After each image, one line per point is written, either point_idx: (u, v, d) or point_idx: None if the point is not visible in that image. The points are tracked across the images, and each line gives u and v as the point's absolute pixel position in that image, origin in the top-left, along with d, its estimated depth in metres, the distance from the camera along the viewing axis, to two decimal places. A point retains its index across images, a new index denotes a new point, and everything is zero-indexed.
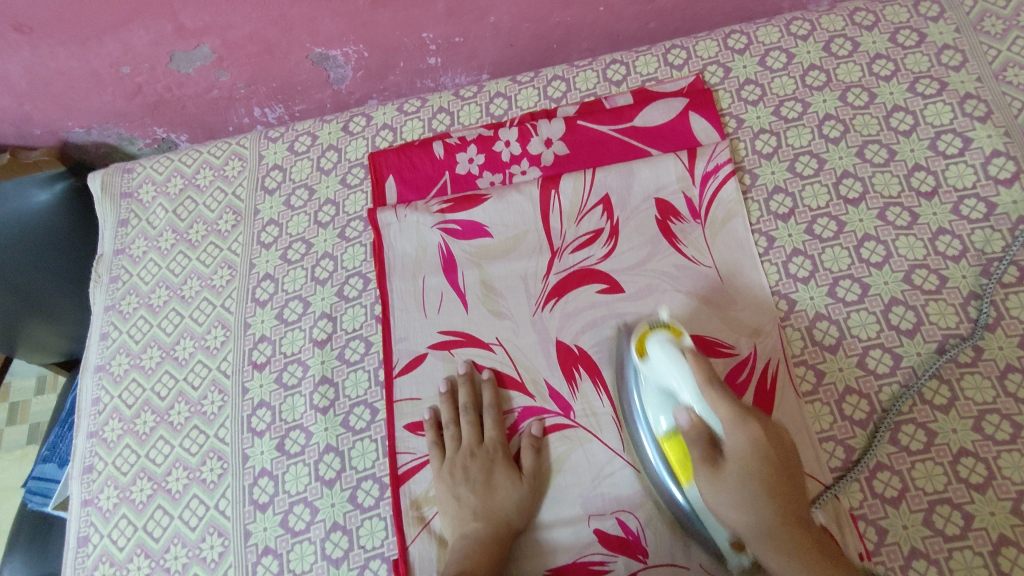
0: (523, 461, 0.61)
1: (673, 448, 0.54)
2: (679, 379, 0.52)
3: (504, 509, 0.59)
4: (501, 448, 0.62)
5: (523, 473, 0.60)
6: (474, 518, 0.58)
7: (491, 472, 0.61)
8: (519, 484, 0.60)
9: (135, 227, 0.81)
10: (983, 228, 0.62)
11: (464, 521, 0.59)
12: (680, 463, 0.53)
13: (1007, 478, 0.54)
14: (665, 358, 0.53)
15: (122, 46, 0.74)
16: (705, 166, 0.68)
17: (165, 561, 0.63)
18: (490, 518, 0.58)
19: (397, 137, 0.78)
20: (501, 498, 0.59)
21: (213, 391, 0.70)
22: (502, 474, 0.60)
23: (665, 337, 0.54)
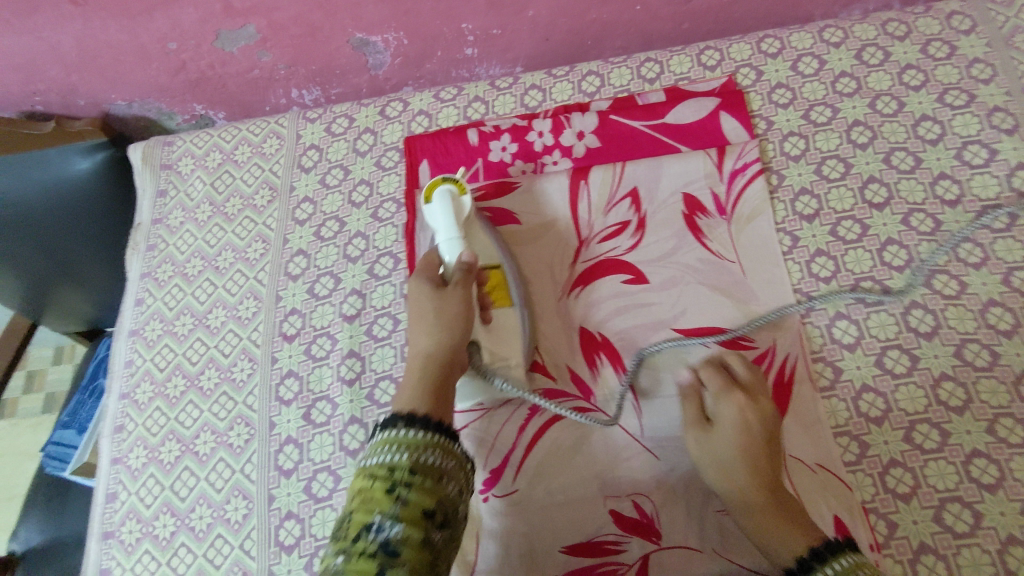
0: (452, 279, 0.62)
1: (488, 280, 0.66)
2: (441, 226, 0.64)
3: (454, 318, 0.59)
4: (427, 267, 0.63)
5: (453, 286, 0.61)
6: (428, 326, 0.59)
7: (432, 289, 0.61)
8: (457, 298, 0.60)
9: (173, 198, 0.83)
10: (1004, 237, 0.64)
11: (417, 330, 0.60)
12: (498, 289, 0.66)
13: (1018, 480, 0.55)
14: (441, 204, 0.65)
15: (171, 22, 0.76)
16: (734, 164, 0.70)
17: (190, 521, 0.66)
18: (437, 331, 0.59)
19: (433, 124, 0.80)
20: (446, 309, 0.60)
21: (243, 359, 0.72)
22: (439, 288, 0.61)
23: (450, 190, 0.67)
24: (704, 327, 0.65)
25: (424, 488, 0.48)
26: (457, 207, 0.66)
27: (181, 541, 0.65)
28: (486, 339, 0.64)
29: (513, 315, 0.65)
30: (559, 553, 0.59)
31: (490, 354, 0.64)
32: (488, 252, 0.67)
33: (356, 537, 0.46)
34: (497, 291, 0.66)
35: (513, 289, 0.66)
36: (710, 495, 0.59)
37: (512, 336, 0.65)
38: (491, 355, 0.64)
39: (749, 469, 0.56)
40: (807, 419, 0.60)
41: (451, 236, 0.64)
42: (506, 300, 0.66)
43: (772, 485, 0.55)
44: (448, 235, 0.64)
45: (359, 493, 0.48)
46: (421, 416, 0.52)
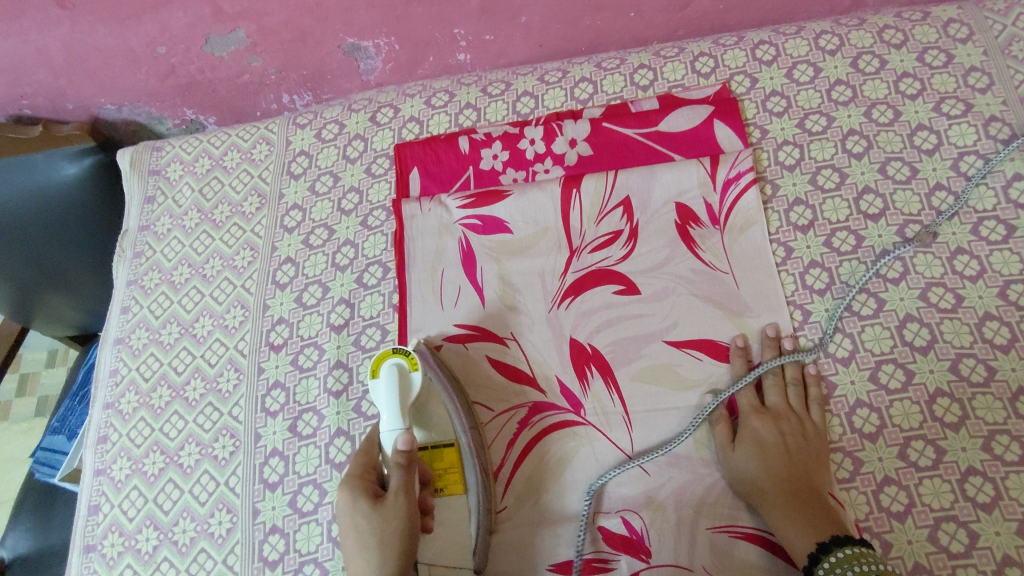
0: (392, 485, 0.54)
1: (445, 461, 0.61)
2: (388, 414, 0.58)
3: (398, 546, 0.52)
4: (362, 471, 0.56)
5: (393, 495, 0.53)
6: (366, 548, 0.52)
7: (370, 504, 0.53)
8: (397, 515, 0.53)
9: (162, 205, 0.82)
10: (1001, 249, 0.62)
11: (356, 566, 0.52)
12: (450, 475, 0.61)
13: (1014, 499, 0.54)
14: (388, 385, 0.59)
15: (159, 26, 0.75)
16: (728, 174, 0.68)
17: (173, 534, 0.65)
18: (377, 560, 0.52)
19: (423, 130, 0.79)
20: (387, 530, 0.52)
21: (229, 369, 0.71)
22: (378, 501, 0.53)
23: (400, 363, 0.60)
24: (696, 339, 0.64)
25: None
26: (403, 392, 0.59)
27: (163, 555, 0.64)
28: (428, 547, 0.59)
29: (465, 506, 0.60)
30: (547, 570, 0.59)
31: (428, 564, 0.58)
32: (442, 429, 0.62)
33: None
34: (449, 476, 0.61)
35: (466, 475, 0.61)
36: (701, 511, 0.58)
37: (460, 535, 0.59)
38: (430, 564, 0.58)
39: (773, 479, 0.57)
40: (794, 406, 0.61)
41: (393, 425, 0.58)
42: (459, 489, 0.61)
43: (793, 494, 0.56)
44: (389, 424, 0.58)
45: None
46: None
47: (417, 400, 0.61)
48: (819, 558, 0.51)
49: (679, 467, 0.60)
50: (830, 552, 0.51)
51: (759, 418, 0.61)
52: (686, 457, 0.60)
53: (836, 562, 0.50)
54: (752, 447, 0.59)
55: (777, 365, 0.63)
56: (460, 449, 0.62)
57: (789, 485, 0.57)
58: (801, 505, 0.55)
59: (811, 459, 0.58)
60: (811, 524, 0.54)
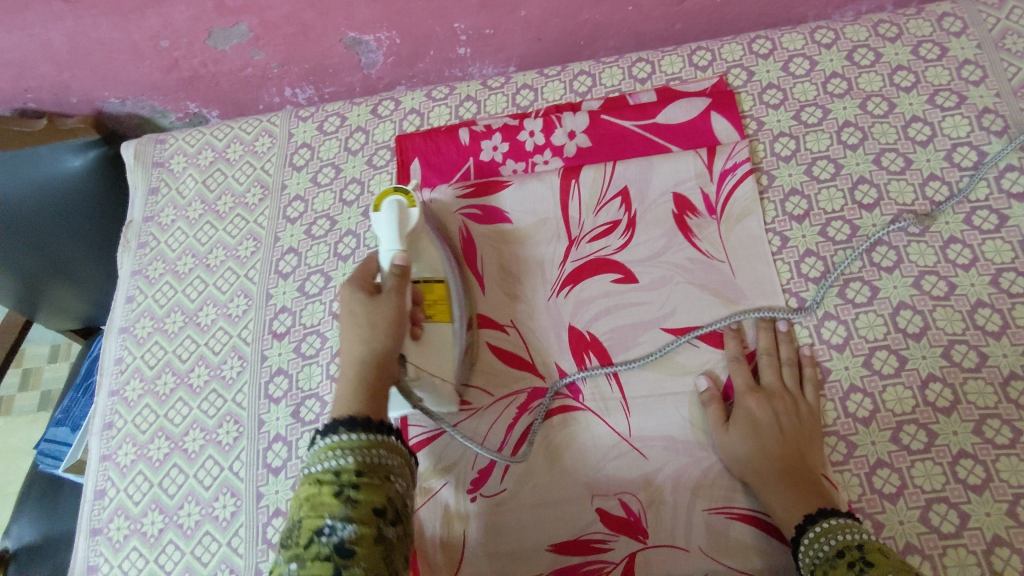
0: (387, 285, 0.57)
1: (434, 292, 0.62)
2: (388, 234, 0.60)
3: (387, 325, 0.55)
4: (362, 275, 0.59)
5: (387, 292, 0.56)
6: (359, 329, 0.55)
7: (366, 297, 0.57)
8: (389, 304, 0.56)
9: (165, 196, 0.83)
10: (993, 238, 0.64)
11: (349, 345, 0.55)
12: (437, 302, 0.62)
13: (1004, 481, 0.55)
14: (388, 214, 0.61)
15: (163, 20, 0.76)
16: (724, 164, 0.70)
17: (178, 518, 0.65)
18: (368, 337, 0.54)
19: (424, 122, 0.80)
20: (379, 315, 0.55)
21: (233, 356, 0.72)
22: (373, 294, 0.57)
23: (399, 201, 0.62)
24: (693, 326, 0.65)
25: (373, 488, 0.47)
26: (402, 223, 0.61)
27: (168, 538, 0.65)
28: (416, 355, 0.59)
29: (449, 331, 0.62)
30: (547, 550, 0.59)
31: (415, 368, 0.58)
32: (430, 263, 0.63)
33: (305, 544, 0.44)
34: (437, 303, 0.62)
35: (453, 304, 0.63)
36: (697, 493, 0.59)
37: (444, 351, 0.61)
38: (417, 370, 0.58)
39: (766, 458, 0.58)
40: (788, 384, 0.61)
41: (392, 247, 0.60)
42: (446, 317, 0.62)
43: (787, 474, 0.57)
44: (388, 245, 0.60)
45: (308, 501, 0.46)
46: (358, 416, 0.50)
47: (417, 236, 0.62)
48: (805, 528, 0.53)
49: (676, 451, 0.61)
50: (816, 523, 0.52)
51: (754, 397, 0.61)
52: (683, 441, 0.61)
53: (820, 532, 0.52)
54: (746, 429, 0.59)
55: (773, 346, 0.63)
56: (448, 285, 0.63)
57: (783, 466, 0.57)
58: (795, 485, 0.56)
59: (805, 439, 0.59)
60: (805, 503, 0.55)
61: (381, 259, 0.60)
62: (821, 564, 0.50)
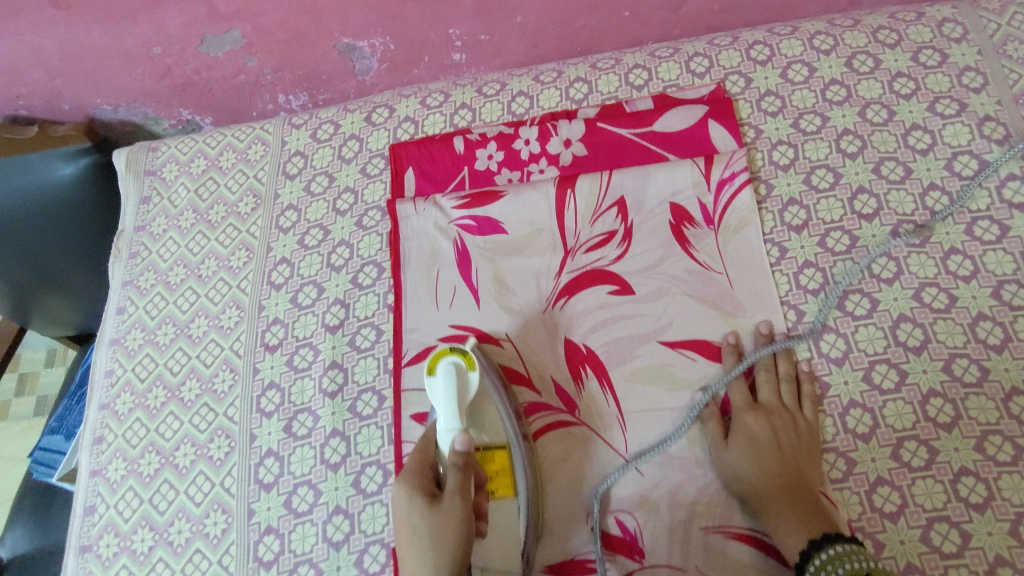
0: (448, 485, 0.54)
1: (497, 464, 0.60)
2: (444, 407, 0.58)
3: (451, 544, 0.52)
4: (420, 467, 0.56)
5: (450, 495, 0.53)
6: (420, 552, 0.52)
7: (426, 500, 0.54)
8: (453, 514, 0.52)
9: (157, 205, 0.82)
10: (995, 250, 0.62)
11: (411, 562, 0.52)
12: (499, 477, 0.59)
13: (1007, 499, 0.54)
14: (445, 383, 0.59)
15: (155, 26, 0.75)
16: (722, 173, 0.69)
17: (168, 535, 0.65)
18: (431, 562, 0.51)
19: (418, 130, 0.79)
20: (444, 532, 0.52)
21: (225, 369, 0.71)
22: (434, 501, 0.53)
23: (457, 365, 0.60)
24: (690, 339, 0.64)
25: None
26: (461, 390, 0.59)
27: (159, 555, 0.64)
28: (484, 554, 0.58)
29: (513, 511, 0.58)
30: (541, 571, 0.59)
31: (481, 569, 0.57)
32: (494, 433, 0.61)
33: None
34: (499, 479, 0.59)
35: (518, 479, 0.59)
36: (694, 512, 0.58)
37: (511, 541, 0.58)
38: (483, 573, 0.57)
39: (766, 476, 0.57)
40: (786, 401, 0.61)
41: (451, 428, 0.57)
42: (509, 494, 0.59)
43: (787, 492, 0.56)
44: (446, 425, 0.58)
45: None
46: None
47: (474, 403, 0.61)
48: (810, 554, 0.51)
49: (673, 467, 0.60)
50: (822, 549, 0.51)
51: (753, 414, 0.60)
52: (680, 457, 0.60)
53: (826, 559, 0.50)
54: (745, 445, 0.58)
55: (771, 361, 0.62)
56: (511, 454, 0.60)
57: (783, 483, 0.56)
58: (794, 502, 0.55)
59: (805, 456, 0.58)
60: (803, 522, 0.54)
61: (439, 441, 0.57)
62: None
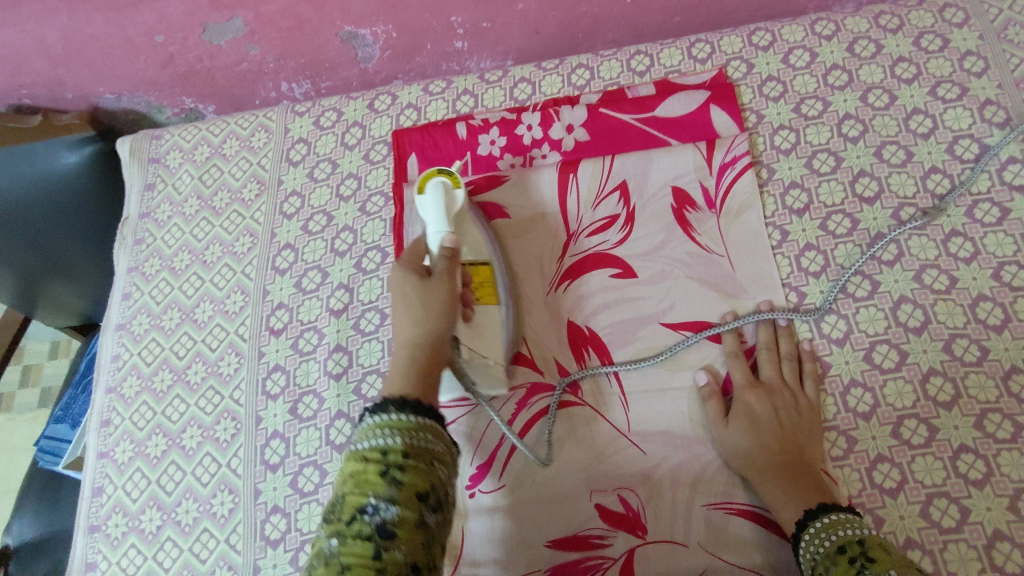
0: (437, 269, 0.56)
1: (482, 274, 0.62)
2: (433, 217, 0.61)
3: (440, 309, 0.54)
4: (412, 255, 0.59)
5: (439, 276, 0.55)
6: (413, 309, 0.54)
7: (419, 275, 0.56)
8: (442, 289, 0.55)
9: (161, 192, 0.82)
10: (995, 231, 0.63)
11: (403, 319, 0.55)
12: (484, 286, 0.62)
13: (1006, 475, 0.55)
14: (434, 196, 0.62)
15: (157, 14, 0.75)
16: (723, 158, 0.69)
17: (176, 515, 0.65)
18: (421, 317, 0.54)
19: (421, 117, 0.79)
20: (432, 299, 0.54)
21: (230, 353, 0.71)
22: (425, 277, 0.56)
23: (443, 184, 0.63)
24: (692, 321, 0.64)
25: (419, 472, 0.44)
26: (449, 201, 0.62)
27: (166, 535, 0.65)
28: (467, 335, 0.59)
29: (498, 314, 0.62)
30: (544, 546, 0.59)
31: (469, 350, 0.59)
32: (477, 248, 0.64)
33: (349, 524, 0.42)
34: (484, 287, 0.62)
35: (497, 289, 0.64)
36: (696, 489, 0.59)
37: (494, 337, 0.61)
38: (471, 353, 0.59)
39: (766, 453, 0.58)
40: (787, 379, 0.61)
41: (440, 229, 0.60)
42: (493, 300, 0.62)
43: (788, 469, 0.56)
44: (436, 227, 0.60)
45: (352, 480, 0.44)
46: (408, 398, 0.48)
47: (461, 220, 0.63)
48: (806, 523, 0.52)
49: (675, 445, 0.60)
50: (818, 518, 0.52)
51: (753, 393, 0.60)
52: (682, 436, 0.61)
53: (822, 527, 0.51)
54: (745, 423, 0.59)
55: (772, 341, 0.63)
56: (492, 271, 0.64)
57: (784, 460, 0.57)
58: (794, 479, 0.56)
59: (805, 433, 0.58)
60: (803, 498, 0.54)
61: (429, 241, 0.60)
62: (820, 562, 0.49)
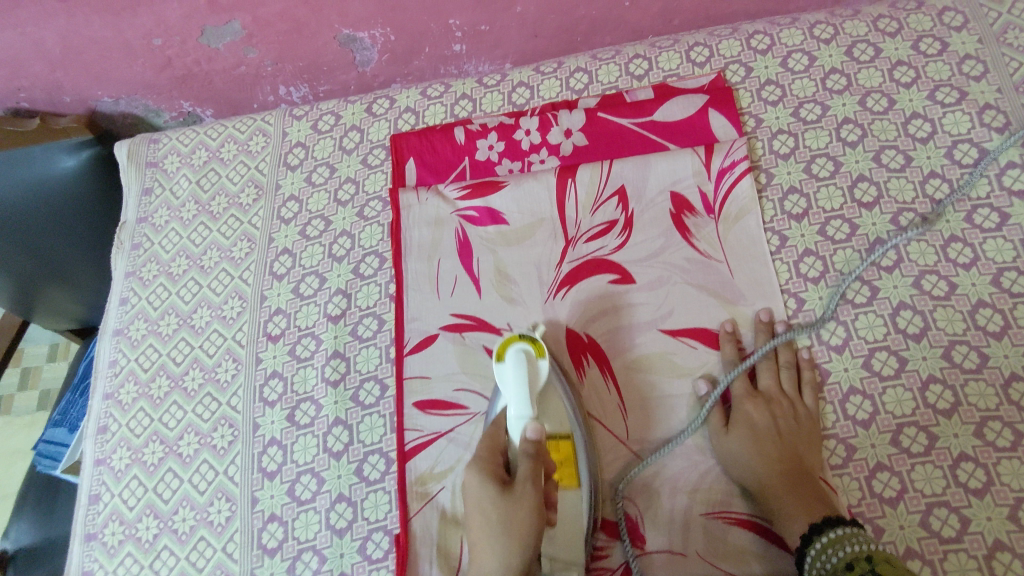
0: (521, 471, 0.52)
1: (559, 451, 0.57)
2: (515, 397, 0.56)
3: (524, 531, 0.50)
4: (491, 454, 0.55)
5: (522, 481, 0.52)
6: (492, 541, 0.50)
7: (498, 490, 0.52)
8: (527, 502, 0.51)
9: (159, 196, 0.82)
10: (995, 237, 0.63)
11: (481, 549, 0.51)
12: (566, 467, 0.57)
13: (1005, 484, 0.55)
14: (514, 368, 0.56)
15: (155, 18, 0.75)
16: (722, 162, 0.69)
17: (173, 523, 0.65)
18: (502, 550, 0.50)
19: (419, 121, 0.79)
20: (515, 517, 0.50)
21: (227, 359, 0.71)
22: (505, 488, 0.52)
23: (526, 350, 0.58)
24: (691, 328, 0.64)
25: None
26: (533, 374, 0.57)
27: (163, 544, 0.65)
28: (551, 542, 0.56)
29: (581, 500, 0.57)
30: None
31: (550, 559, 0.55)
32: (559, 420, 0.58)
33: None
34: (565, 468, 0.57)
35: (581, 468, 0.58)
36: (695, 498, 0.58)
37: (577, 533, 0.56)
38: (551, 561, 0.55)
39: (766, 462, 0.57)
40: (785, 388, 0.61)
41: (524, 413, 0.55)
42: (573, 482, 0.57)
43: (786, 478, 0.56)
44: (518, 408, 0.55)
45: None
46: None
47: (542, 391, 0.58)
48: (810, 537, 0.52)
49: (674, 454, 0.60)
50: (822, 532, 0.51)
51: (752, 402, 0.61)
52: (681, 445, 0.60)
53: (826, 543, 0.51)
54: (744, 432, 0.59)
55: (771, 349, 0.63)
56: (575, 445, 0.58)
57: (784, 470, 0.57)
58: (794, 488, 0.56)
59: (805, 443, 0.58)
60: (803, 508, 0.54)
61: (509, 428, 0.55)
62: None
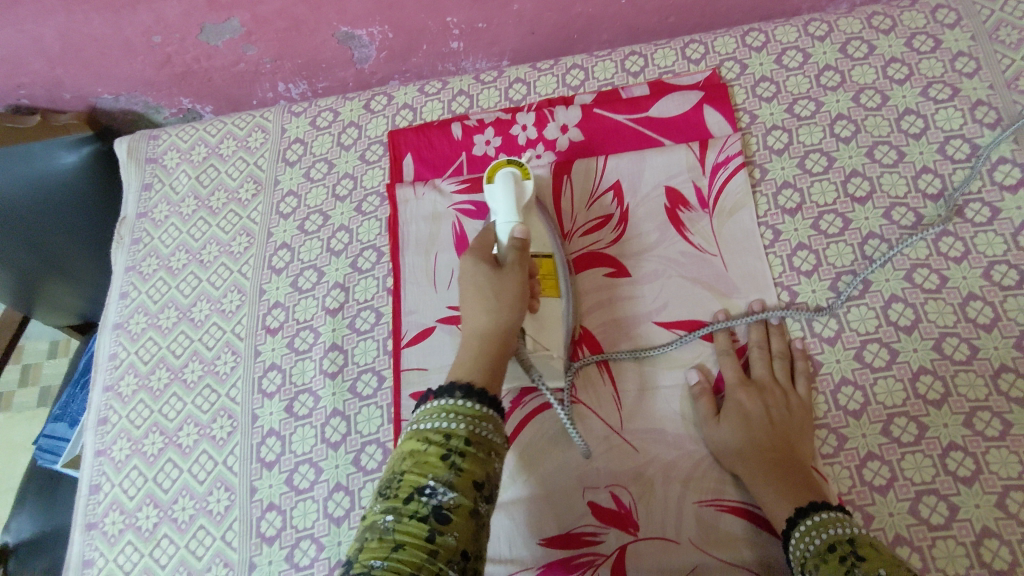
0: (510, 260, 0.57)
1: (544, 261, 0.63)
2: (502, 205, 0.60)
3: (512, 300, 0.56)
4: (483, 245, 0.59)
5: (510, 267, 0.57)
6: (485, 296, 0.56)
7: (489, 267, 0.57)
8: (517, 279, 0.57)
9: (159, 192, 0.83)
10: (985, 231, 0.63)
11: (475, 307, 0.56)
12: (547, 277, 0.63)
13: (994, 472, 0.55)
14: (503, 185, 0.60)
15: (155, 15, 0.76)
16: (716, 157, 0.70)
17: (172, 513, 0.66)
18: (494, 308, 0.56)
19: (417, 117, 0.80)
20: (505, 291, 0.56)
21: (226, 352, 0.72)
22: (497, 267, 0.57)
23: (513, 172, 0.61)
24: (684, 319, 0.65)
25: (477, 460, 0.46)
26: (519, 191, 0.61)
27: (163, 533, 0.65)
28: (533, 329, 0.62)
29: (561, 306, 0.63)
30: (537, 544, 0.59)
31: (533, 341, 0.62)
32: (540, 241, 0.64)
33: (405, 499, 0.44)
34: (547, 278, 0.63)
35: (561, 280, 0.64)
36: (688, 486, 0.59)
37: (557, 324, 0.63)
38: (533, 345, 0.62)
39: (758, 449, 0.58)
40: (777, 377, 0.62)
41: (511, 218, 0.59)
42: (554, 291, 0.63)
43: (778, 465, 0.57)
44: (506, 216, 0.59)
45: (410, 457, 0.46)
46: (474, 386, 0.50)
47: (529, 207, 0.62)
48: (797, 520, 0.53)
49: (667, 443, 0.61)
50: (807, 517, 0.52)
51: (745, 390, 0.61)
52: (673, 433, 0.61)
53: (812, 526, 0.51)
54: (736, 419, 0.60)
55: (763, 340, 0.64)
56: (556, 261, 0.64)
57: (776, 458, 0.57)
58: (787, 475, 0.56)
59: (796, 432, 0.59)
60: (794, 494, 0.55)
61: (498, 231, 0.59)
62: (810, 559, 0.50)
